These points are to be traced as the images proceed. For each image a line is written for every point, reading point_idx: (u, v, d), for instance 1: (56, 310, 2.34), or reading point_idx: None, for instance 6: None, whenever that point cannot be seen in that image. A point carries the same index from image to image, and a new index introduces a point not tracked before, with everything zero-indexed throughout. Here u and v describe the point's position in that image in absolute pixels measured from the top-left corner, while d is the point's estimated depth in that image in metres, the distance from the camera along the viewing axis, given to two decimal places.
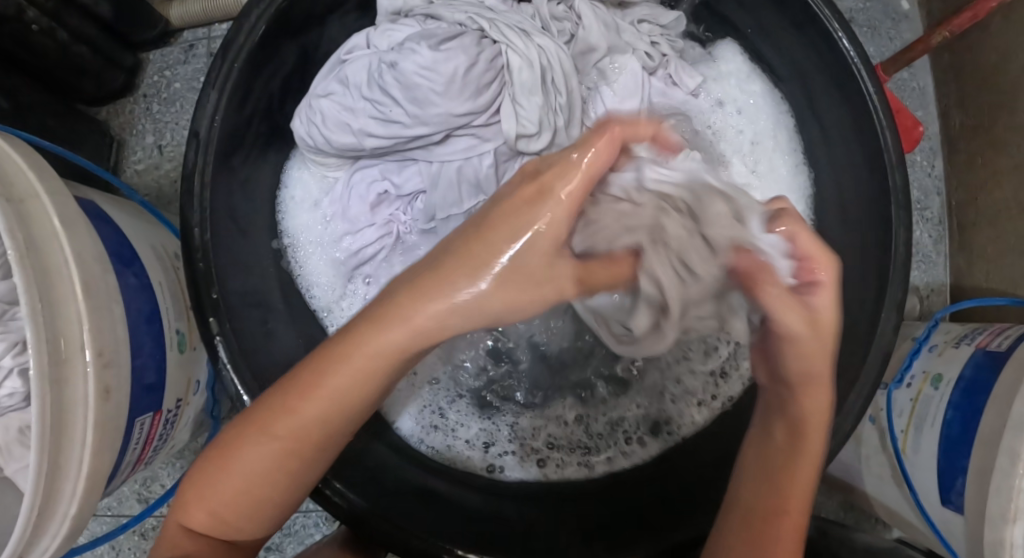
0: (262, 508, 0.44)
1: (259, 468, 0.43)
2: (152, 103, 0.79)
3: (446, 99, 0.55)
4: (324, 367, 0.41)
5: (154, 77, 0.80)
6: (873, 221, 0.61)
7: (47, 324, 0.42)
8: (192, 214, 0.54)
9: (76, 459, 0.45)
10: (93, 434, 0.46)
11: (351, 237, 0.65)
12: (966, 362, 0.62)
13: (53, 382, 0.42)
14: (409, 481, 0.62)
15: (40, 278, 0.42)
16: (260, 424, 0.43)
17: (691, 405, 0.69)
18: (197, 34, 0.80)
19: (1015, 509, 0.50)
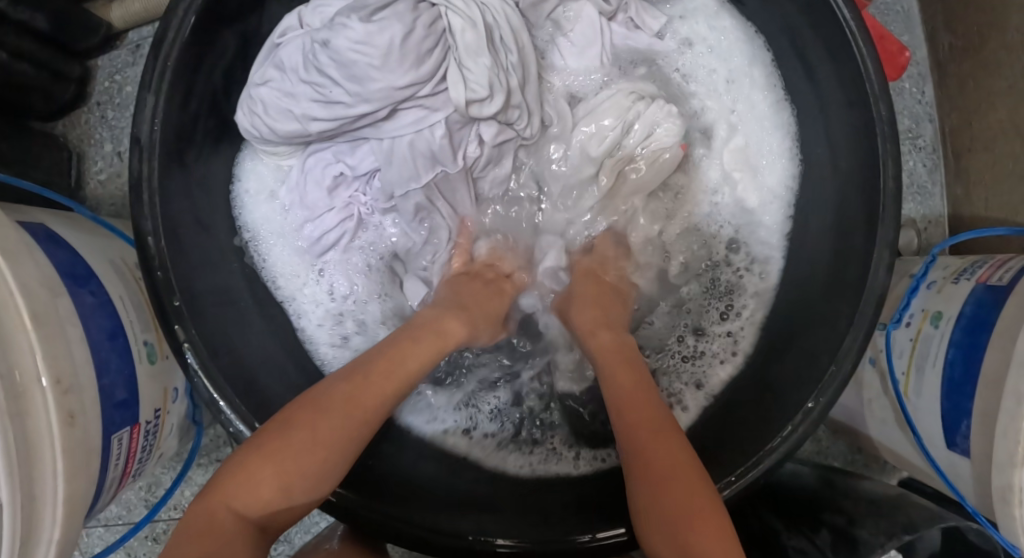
0: (322, 482, 0.47)
1: (342, 436, 0.47)
2: (106, 110, 0.77)
3: (385, 72, 0.51)
4: (395, 356, 0.52)
5: (105, 83, 0.77)
6: (861, 158, 0.57)
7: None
8: (144, 223, 0.52)
9: (51, 488, 0.44)
10: (64, 458, 0.45)
11: (311, 224, 0.62)
12: (966, 298, 0.59)
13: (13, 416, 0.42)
14: (401, 469, 0.61)
15: None
16: (338, 405, 0.48)
17: (714, 363, 0.66)
18: (142, 34, 0.77)
19: (1021, 452, 0.48)
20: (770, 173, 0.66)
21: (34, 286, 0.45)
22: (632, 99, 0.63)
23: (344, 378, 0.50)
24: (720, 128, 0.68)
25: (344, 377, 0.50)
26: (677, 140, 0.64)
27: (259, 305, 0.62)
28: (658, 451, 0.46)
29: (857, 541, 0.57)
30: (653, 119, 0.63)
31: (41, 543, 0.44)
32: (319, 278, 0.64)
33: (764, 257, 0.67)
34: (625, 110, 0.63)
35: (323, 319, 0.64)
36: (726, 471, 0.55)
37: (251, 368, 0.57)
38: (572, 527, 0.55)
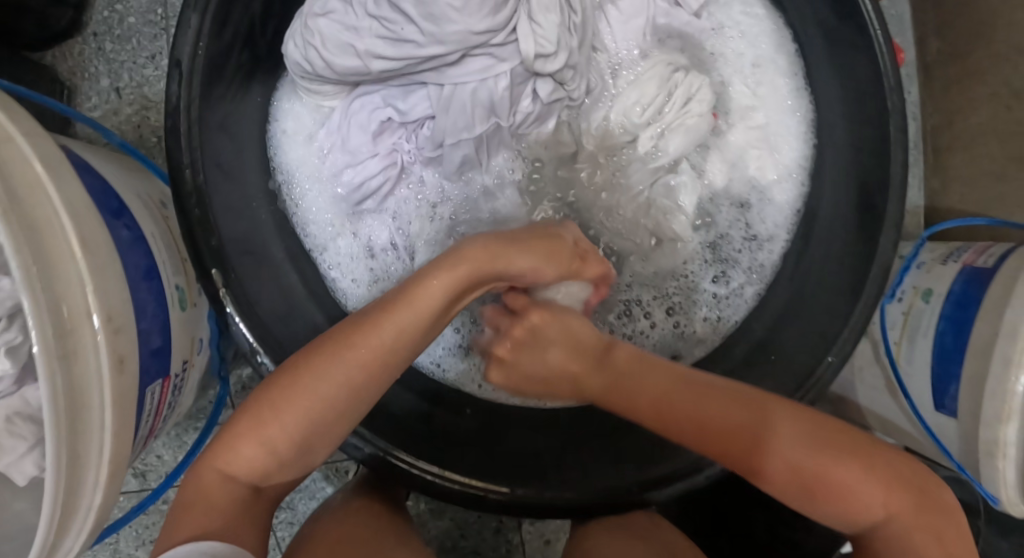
0: (320, 431, 0.47)
1: (335, 384, 0.47)
2: (104, 42, 0.70)
3: (464, 15, 0.52)
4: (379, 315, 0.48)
5: (104, 12, 0.70)
6: (871, 145, 0.60)
7: (47, 285, 0.37)
8: (180, 155, 0.50)
9: (96, 443, 0.41)
10: (112, 413, 0.42)
11: (352, 170, 0.59)
12: (955, 278, 0.66)
13: (62, 357, 0.37)
14: (439, 426, 0.61)
15: (27, 232, 0.36)
16: (333, 354, 0.47)
17: (716, 319, 0.68)
18: None
19: (1010, 410, 0.58)
20: (787, 151, 0.68)
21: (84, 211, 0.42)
22: (671, 70, 0.64)
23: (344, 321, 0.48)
24: (744, 108, 0.68)
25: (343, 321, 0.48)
26: (709, 108, 0.64)
27: (292, 258, 0.59)
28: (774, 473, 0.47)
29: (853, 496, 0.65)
30: (691, 88, 0.64)
31: (81, 504, 0.41)
32: (354, 227, 0.62)
33: (779, 234, 0.69)
34: (665, 80, 0.63)
35: (357, 273, 0.62)
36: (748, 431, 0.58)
37: (282, 317, 0.56)
38: (606, 486, 0.57)
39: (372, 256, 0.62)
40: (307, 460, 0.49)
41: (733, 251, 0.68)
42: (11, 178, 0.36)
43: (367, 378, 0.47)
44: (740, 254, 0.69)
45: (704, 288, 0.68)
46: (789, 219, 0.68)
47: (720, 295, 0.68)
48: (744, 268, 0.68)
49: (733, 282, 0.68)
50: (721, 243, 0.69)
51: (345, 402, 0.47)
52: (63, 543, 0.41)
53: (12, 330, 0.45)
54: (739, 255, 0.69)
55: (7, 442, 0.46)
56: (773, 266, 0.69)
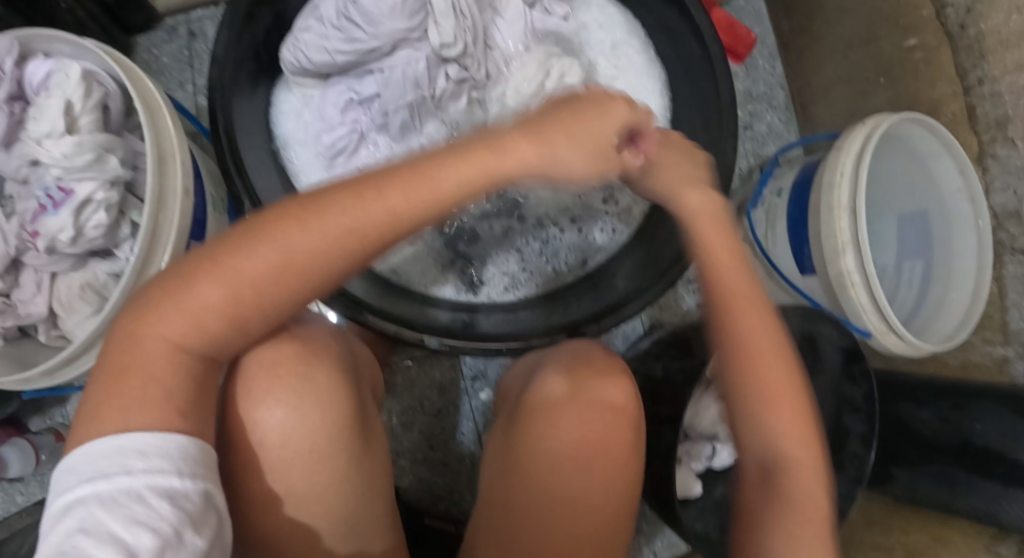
0: (290, 296, 0.51)
1: (312, 252, 0.50)
2: (145, 74, 0.96)
3: (393, 19, 0.77)
4: (362, 206, 0.51)
5: (144, 54, 0.97)
6: (712, 74, 0.81)
7: (157, 138, 0.63)
8: (219, 112, 0.74)
9: (165, 242, 0.64)
10: (177, 227, 0.65)
11: (327, 134, 0.83)
12: (797, 173, 0.82)
13: (160, 174, 0.63)
14: (418, 313, 0.79)
15: (149, 112, 0.64)
16: (317, 223, 0.50)
17: (608, 229, 0.87)
18: (178, 19, 0.98)
19: (841, 243, 0.72)
20: (649, 104, 0.90)
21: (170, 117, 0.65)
22: (547, 56, 0.88)
23: (324, 198, 0.51)
24: (609, 79, 0.91)
25: (324, 197, 0.51)
26: (579, 79, 0.88)
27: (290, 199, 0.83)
28: (794, 445, 0.54)
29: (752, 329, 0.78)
30: (563, 68, 0.88)
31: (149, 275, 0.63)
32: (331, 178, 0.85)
33: (652, 164, 0.88)
34: (543, 63, 0.87)
35: None
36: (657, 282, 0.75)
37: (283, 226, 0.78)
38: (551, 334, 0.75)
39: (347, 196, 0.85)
40: (265, 325, 0.51)
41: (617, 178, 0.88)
42: (143, 89, 0.65)
43: (350, 253, 0.52)
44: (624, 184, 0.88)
45: (595, 207, 0.87)
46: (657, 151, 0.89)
47: (612, 212, 0.87)
48: (628, 191, 0.88)
49: (620, 202, 0.87)
50: None
51: (323, 270, 0.51)
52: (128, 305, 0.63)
53: (112, 191, 0.67)
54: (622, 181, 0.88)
55: (78, 303, 0.71)
56: (652, 189, 0.88)
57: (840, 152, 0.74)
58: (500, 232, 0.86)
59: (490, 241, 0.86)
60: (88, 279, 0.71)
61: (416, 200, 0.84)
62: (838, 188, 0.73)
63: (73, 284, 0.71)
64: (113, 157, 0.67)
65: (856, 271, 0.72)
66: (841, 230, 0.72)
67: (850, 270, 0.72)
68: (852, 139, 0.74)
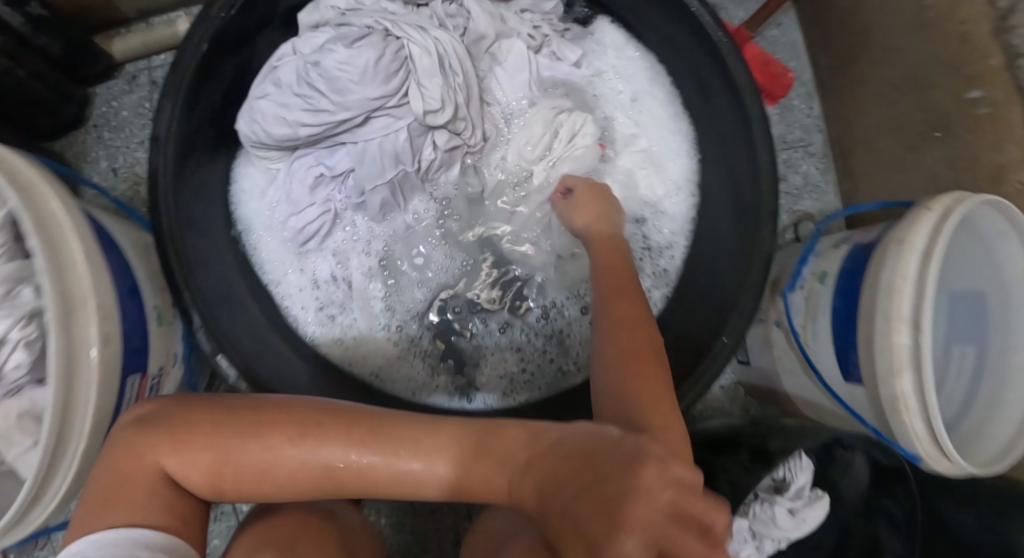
0: (272, 486, 0.48)
1: (296, 471, 0.47)
2: (103, 132, 0.84)
3: (363, 86, 0.66)
4: (577, 462, 0.38)
5: (102, 108, 0.84)
6: (738, 144, 0.71)
7: (58, 278, 0.49)
8: (160, 205, 0.61)
9: (84, 403, 0.50)
10: (98, 380, 0.51)
11: (295, 216, 0.72)
12: (844, 257, 0.72)
13: (65, 327, 0.49)
14: None
15: (45, 243, 0.49)
16: (315, 442, 0.46)
17: None
18: (138, 66, 0.85)
19: (897, 362, 0.62)
20: (672, 167, 0.80)
21: (84, 234, 0.52)
22: (555, 113, 0.76)
23: (357, 414, 0.48)
24: (627, 136, 0.81)
25: (357, 414, 0.48)
26: (593, 140, 0.76)
27: (253, 292, 0.71)
28: None
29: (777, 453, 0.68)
30: (574, 125, 0.76)
31: (68, 450, 0.50)
32: (301, 265, 0.74)
33: (677, 240, 0.79)
34: (550, 121, 0.76)
35: (305, 302, 0.74)
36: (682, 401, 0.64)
37: (241, 331, 0.66)
38: None
39: (319, 287, 0.74)
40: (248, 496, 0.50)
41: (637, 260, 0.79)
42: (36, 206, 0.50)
43: (336, 483, 0.47)
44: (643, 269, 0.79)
45: None
46: (682, 225, 0.79)
47: None
48: (648, 274, 0.79)
49: None
50: None
51: (308, 480, 0.47)
52: (52, 482, 0.50)
53: (30, 327, 0.56)
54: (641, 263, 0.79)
55: (16, 437, 0.56)
56: (677, 270, 0.79)
57: (904, 248, 0.63)
58: (496, 326, 0.75)
59: (486, 337, 0.75)
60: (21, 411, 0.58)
61: (401, 292, 0.75)
62: (900, 296, 0.62)
63: (6, 413, 0.56)
64: (29, 287, 0.56)
65: (913, 395, 0.62)
66: (901, 346, 0.62)
67: (905, 394, 0.63)
68: (917, 233, 0.63)
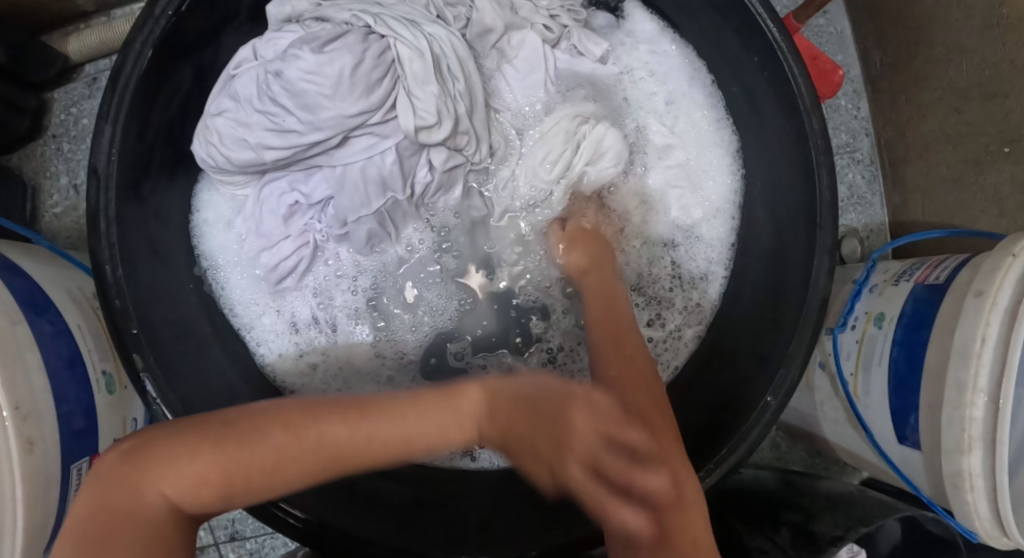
0: (304, 476, 0.42)
1: (338, 440, 0.42)
2: (62, 142, 0.76)
3: (336, 101, 0.56)
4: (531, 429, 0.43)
5: (61, 115, 0.76)
6: (795, 168, 0.61)
7: None
8: (102, 252, 0.54)
9: (10, 517, 0.45)
10: (24, 492, 0.46)
11: (268, 252, 0.64)
12: (907, 297, 0.63)
13: None
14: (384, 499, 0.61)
15: None
16: (373, 413, 0.43)
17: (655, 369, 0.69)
18: (99, 67, 0.77)
19: (969, 441, 0.53)
20: (712, 185, 0.70)
21: None
22: (578, 123, 0.67)
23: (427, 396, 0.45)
24: (661, 147, 0.71)
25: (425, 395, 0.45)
26: (617, 159, 0.67)
27: (221, 339, 0.64)
28: None
29: (838, 537, 0.57)
30: (599, 140, 0.66)
31: None
32: (278, 304, 0.67)
33: (715, 271, 0.70)
34: (572, 134, 0.67)
35: (282, 348, 0.66)
36: (700, 466, 0.58)
37: (206, 387, 0.59)
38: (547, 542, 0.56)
39: (298, 331, 0.67)
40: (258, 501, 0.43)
41: (665, 292, 0.70)
42: None
43: (391, 455, 0.43)
44: (674, 309, 0.70)
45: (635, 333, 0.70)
46: (722, 252, 0.69)
47: (656, 340, 0.70)
48: (679, 309, 0.70)
49: (665, 332, 0.70)
50: (647, 283, 0.70)
51: (374, 462, 0.43)
52: None
53: None
54: (676, 301, 0.70)
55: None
56: (713, 304, 0.70)
57: (984, 304, 0.53)
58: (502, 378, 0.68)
59: None
60: None
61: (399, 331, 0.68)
62: (976, 362, 0.53)
63: None
64: None
65: (981, 474, 0.54)
66: (973, 420, 0.53)
67: (973, 474, 0.54)
68: (1001, 288, 0.53)
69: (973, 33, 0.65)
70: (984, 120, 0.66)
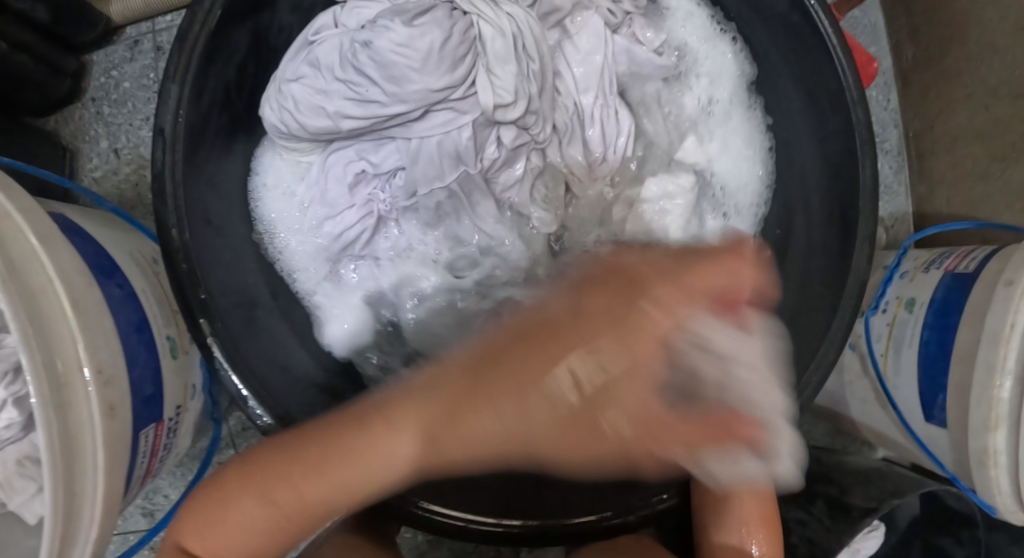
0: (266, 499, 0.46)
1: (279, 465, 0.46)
2: (102, 106, 0.75)
3: (423, 74, 0.57)
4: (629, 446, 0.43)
5: (101, 79, 0.75)
6: (841, 153, 0.63)
7: (44, 345, 0.42)
8: (167, 215, 0.54)
9: (90, 480, 0.46)
10: (103, 454, 0.46)
11: (332, 221, 0.65)
12: (938, 285, 0.66)
13: (59, 406, 0.43)
14: None
15: (26, 302, 0.42)
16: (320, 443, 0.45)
17: None
18: (140, 29, 0.75)
19: (996, 419, 0.56)
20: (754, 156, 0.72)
21: (71, 277, 0.46)
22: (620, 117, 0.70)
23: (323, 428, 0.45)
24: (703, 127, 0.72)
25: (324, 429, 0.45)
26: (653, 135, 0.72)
27: (279, 308, 0.65)
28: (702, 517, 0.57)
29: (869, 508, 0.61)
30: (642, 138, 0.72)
31: (80, 532, 0.46)
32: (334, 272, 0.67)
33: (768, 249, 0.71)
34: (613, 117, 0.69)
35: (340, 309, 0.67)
36: None
37: (267, 350, 0.60)
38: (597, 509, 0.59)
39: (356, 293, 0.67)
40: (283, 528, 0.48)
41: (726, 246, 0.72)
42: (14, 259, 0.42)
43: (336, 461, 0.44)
44: None
45: None
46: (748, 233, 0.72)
47: None
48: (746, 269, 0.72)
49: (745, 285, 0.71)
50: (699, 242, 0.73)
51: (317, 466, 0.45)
52: None
53: (18, 382, 0.51)
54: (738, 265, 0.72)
55: (19, 483, 0.52)
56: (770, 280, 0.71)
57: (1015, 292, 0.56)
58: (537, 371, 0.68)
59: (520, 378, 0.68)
60: (28, 452, 0.53)
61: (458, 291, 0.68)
62: (1006, 345, 0.55)
63: (6, 459, 0.52)
64: None
65: (1004, 452, 0.57)
66: (1001, 400, 0.56)
67: (998, 451, 0.57)
68: None
69: (1009, 33, 0.68)
70: (1014, 118, 0.69)
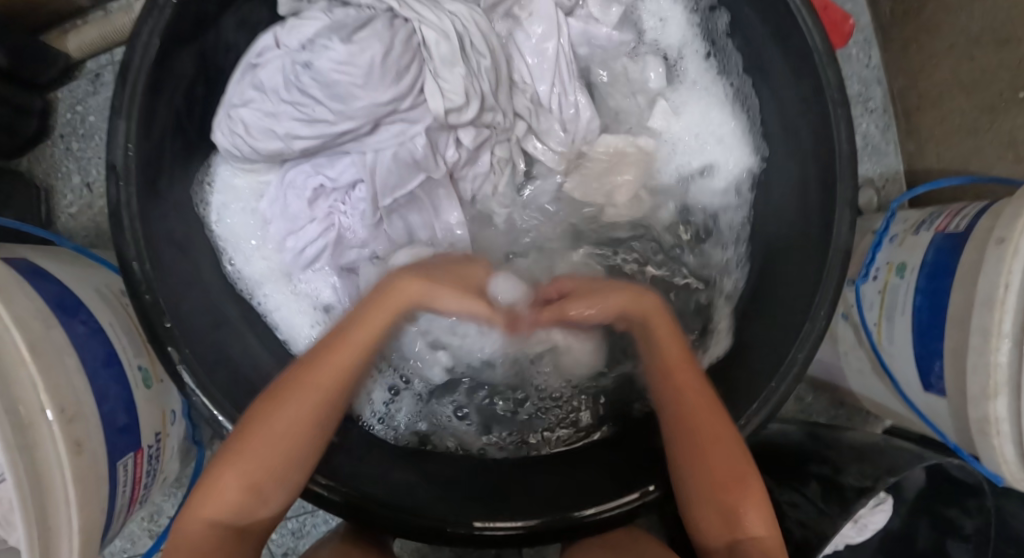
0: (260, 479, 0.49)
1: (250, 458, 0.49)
2: (71, 142, 0.75)
3: (368, 90, 0.58)
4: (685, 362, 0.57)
5: (67, 115, 0.76)
6: (813, 120, 0.61)
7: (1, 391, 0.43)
8: (127, 248, 0.54)
9: (65, 518, 0.46)
10: (75, 492, 0.47)
11: (294, 236, 0.65)
12: (927, 248, 0.63)
13: (21, 449, 0.43)
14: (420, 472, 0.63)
15: None
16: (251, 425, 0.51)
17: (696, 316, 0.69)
18: (101, 62, 0.76)
19: (994, 387, 0.53)
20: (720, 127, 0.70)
21: (28, 320, 0.47)
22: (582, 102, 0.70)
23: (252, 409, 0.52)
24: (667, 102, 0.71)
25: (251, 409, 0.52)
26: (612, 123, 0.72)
27: (252, 328, 0.65)
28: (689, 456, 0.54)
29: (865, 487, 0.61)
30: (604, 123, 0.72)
31: None
32: (295, 287, 0.67)
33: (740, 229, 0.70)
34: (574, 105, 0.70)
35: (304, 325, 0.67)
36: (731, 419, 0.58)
37: (242, 372, 0.60)
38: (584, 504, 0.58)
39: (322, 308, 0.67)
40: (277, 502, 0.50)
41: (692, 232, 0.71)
42: None
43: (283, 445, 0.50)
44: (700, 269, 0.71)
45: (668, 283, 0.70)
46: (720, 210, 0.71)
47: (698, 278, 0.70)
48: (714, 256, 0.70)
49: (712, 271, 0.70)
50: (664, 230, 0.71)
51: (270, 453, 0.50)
52: None
53: None
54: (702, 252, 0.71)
55: None
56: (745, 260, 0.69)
57: (1006, 251, 0.53)
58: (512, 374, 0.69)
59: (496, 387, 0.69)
60: None
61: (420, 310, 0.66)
62: (1000, 308, 0.52)
63: None
64: None
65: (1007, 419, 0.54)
66: (998, 366, 0.53)
67: (1000, 419, 0.54)
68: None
69: None
70: (998, 65, 0.65)
